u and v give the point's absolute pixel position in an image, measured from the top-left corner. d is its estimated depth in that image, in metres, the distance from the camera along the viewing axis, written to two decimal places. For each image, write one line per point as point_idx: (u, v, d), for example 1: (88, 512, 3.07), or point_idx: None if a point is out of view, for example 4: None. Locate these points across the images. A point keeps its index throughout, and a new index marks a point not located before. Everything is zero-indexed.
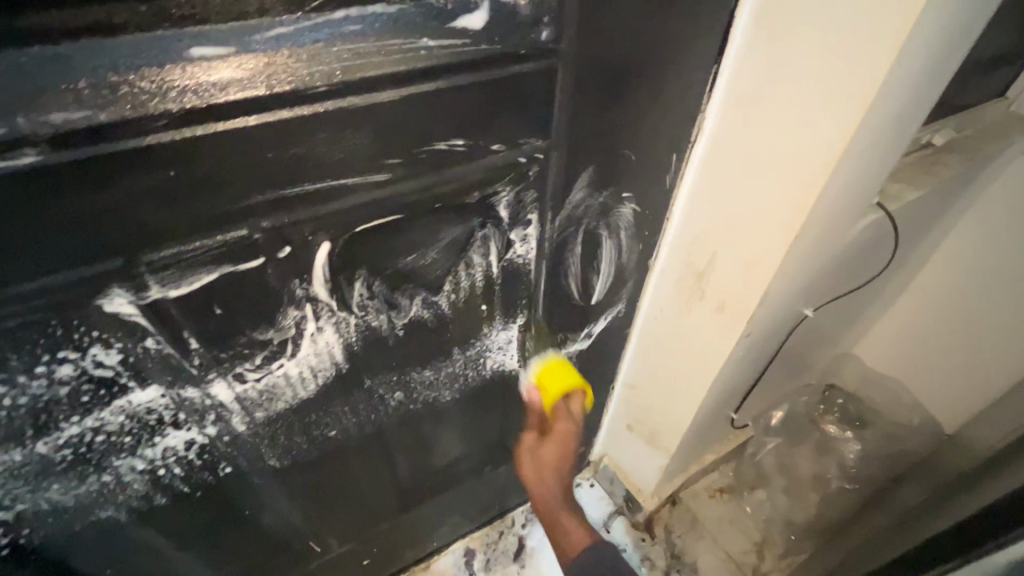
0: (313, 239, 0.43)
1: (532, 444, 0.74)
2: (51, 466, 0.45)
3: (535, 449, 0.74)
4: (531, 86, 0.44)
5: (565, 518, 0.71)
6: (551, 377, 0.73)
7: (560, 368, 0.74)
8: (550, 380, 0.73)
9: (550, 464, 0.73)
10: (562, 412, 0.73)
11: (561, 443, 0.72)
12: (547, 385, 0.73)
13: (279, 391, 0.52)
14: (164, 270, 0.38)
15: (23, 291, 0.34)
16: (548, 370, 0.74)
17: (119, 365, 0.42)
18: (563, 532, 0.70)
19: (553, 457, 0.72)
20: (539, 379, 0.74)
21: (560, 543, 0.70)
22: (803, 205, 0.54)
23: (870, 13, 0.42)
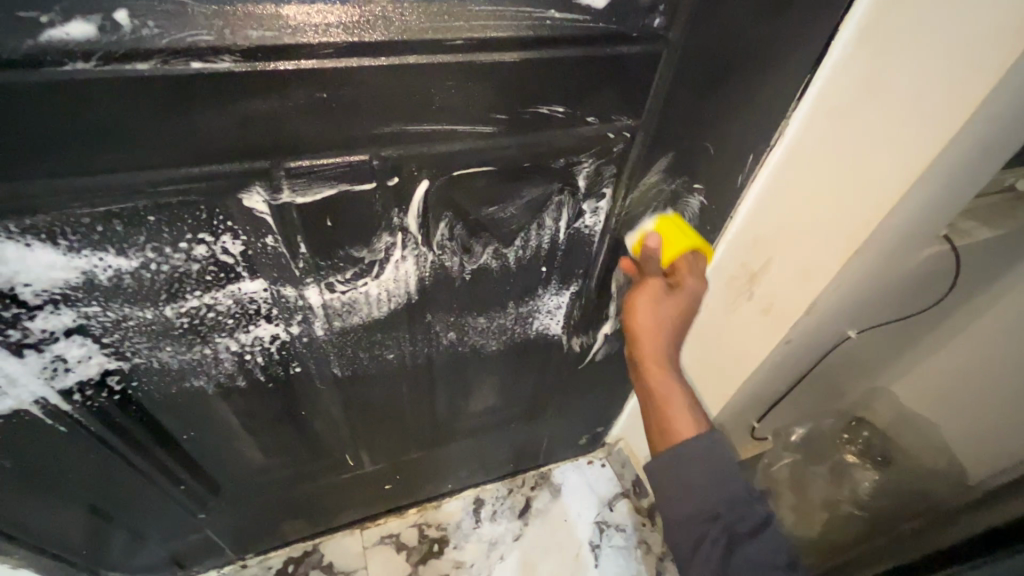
0: (417, 175, 0.49)
1: (650, 294, 0.65)
2: (169, 329, 0.53)
3: (651, 298, 0.64)
4: (634, 67, 0.48)
5: (671, 387, 0.64)
6: (672, 231, 0.66)
7: (679, 227, 0.66)
8: (671, 235, 0.66)
9: (662, 323, 0.65)
10: (689, 269, 0.65)
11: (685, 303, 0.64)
12: (668, 238, 0.66)
13: (357, 307, 0.59)
14: (296, 178, 0.44)
15: (189, 174, 0.41)
16: (665, 228, 0.66)
17: (240, 255, 0.49)
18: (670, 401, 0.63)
19: (666, 318, 0.65)
20: (660, 228, 0.66)
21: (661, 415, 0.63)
22: (871, 220, 0.56)
23: (975, 42, 0.44)
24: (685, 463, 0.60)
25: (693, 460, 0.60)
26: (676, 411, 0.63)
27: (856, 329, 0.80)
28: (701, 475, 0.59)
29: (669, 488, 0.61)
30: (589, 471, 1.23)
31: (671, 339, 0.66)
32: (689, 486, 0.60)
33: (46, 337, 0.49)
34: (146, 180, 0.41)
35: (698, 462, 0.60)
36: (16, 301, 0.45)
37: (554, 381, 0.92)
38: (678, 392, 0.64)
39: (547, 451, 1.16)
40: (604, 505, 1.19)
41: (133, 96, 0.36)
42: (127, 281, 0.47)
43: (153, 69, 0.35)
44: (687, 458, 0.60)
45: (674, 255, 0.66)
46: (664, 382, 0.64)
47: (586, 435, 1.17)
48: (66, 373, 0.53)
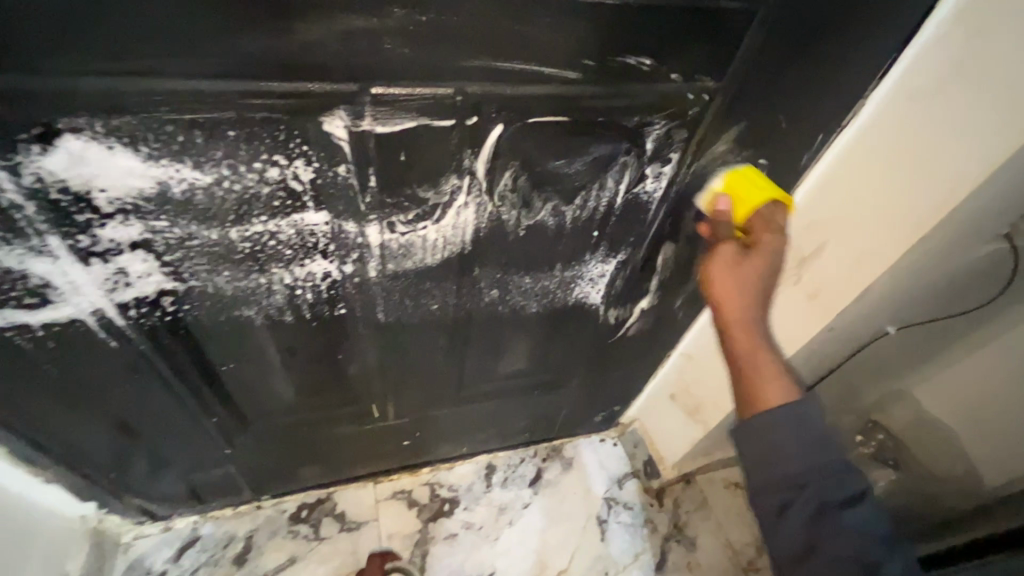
0: (495, 117, 0.48)
1: (727, 253, 0.61)
2: (229, 254, 0.53)
3: (732, 264, 0.60)
4: (725, 25, 0.47)
5: (760, 356, 0.58)
6: (744, 184, 0.61)
7: (750, 179, 0.62)
8: (743, 187, 0.61)
9: (744, 282, 0.59)
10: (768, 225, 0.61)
11: (764, 260, 0.59)
12: (740, 191, 0.61)
13: (412, 251, 0.59)
14: (380, 106, 0.44)
15: (277, 90, 0.41)
16: (733, 184, 0.61)
17: (309, 184, 0.49)
18: (760, 370, 0.58)
19: (750, 276, 0.59)
20: (730, 187, 0.62)
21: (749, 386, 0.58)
22: (941, 207, 0.54)
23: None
24: (774, 430, 0.56)
25: (796, 425, 0.55)
26: (768, 382, 0.57)
27: (896, 324, 0.79)
28: (796, 442, 0.55)
29: (760, 451, 0.57)
30: (601, 448, 1.24)
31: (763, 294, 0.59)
32: (792, 445, 0.55)
33: (111, 248, 0.49)
34: (236, 91, 0.41)
35: (798, 433, 0.55)
36: (89, 206, 0.45)
37: (583, 353, 0.92)
38: (767, 358, 0.58)
39: (563, 424, 1.17)
40: (614, 482, 1.20)
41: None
42: (198, 198, 0.47)
43: None
44: (781, 420, 0.56)
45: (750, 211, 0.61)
46: (754, 348, 0.58)
47: (602, 412, 1.17)
48: (124, 287, 0.53)
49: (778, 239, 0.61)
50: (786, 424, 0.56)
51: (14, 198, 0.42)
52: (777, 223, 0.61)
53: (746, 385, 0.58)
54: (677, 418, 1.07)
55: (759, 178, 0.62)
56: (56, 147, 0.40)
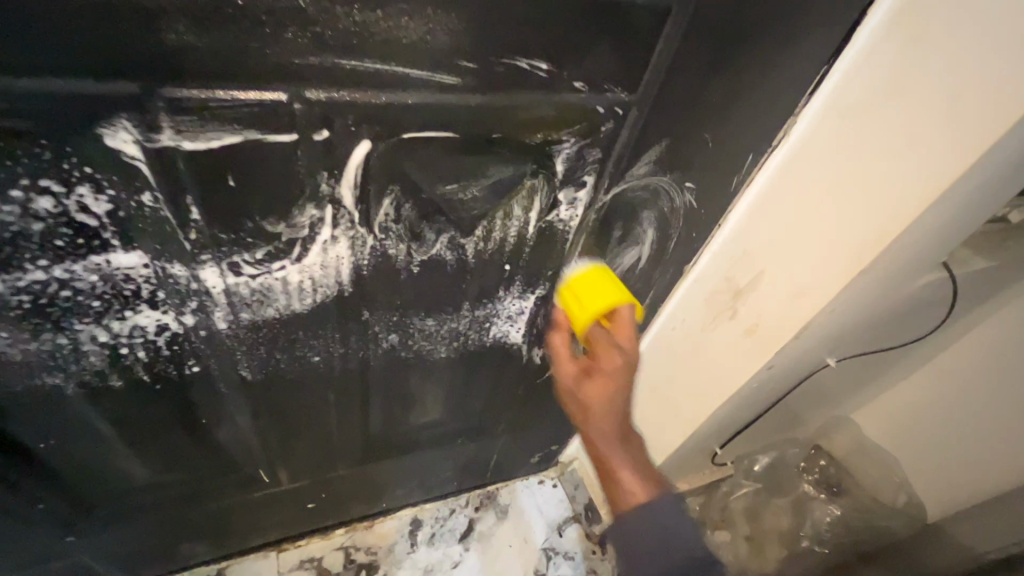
0: (355, 131, 0.38)
1: (568, 380, 0.59)
2: (4, 310, 0.40)
3: (574, 380, 0.58)
4: (638, 25, 0.39)
5: (615, 461, 0.55)
6: (586, 289, 0.58)
7: (603, 278, 0.59)
8: (585, 294, 0.58)
9: (601, 390, 0.56)
10: (606, 339, 0.57)
11: (604, 380, 0.55)
12: (580, 295, 0.58)
13: (272, 296, 0.47)
14: (183, 114, 0.33)
15: (21, 90, 0.29)
16: (584, 280, 0.59)
17: (106, 217, 0.37)
18: (614, 473, 0.55)
19: (601, 390, 0.55)
20: (572, 288, 0.59)
21: (608, 482, 0.55)
22: (883, 239, 0.48)
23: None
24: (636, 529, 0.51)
25: (647, 522, 0.51)
26: (623, 480, 0.54)
27: (836, 357, 0.74)
28: (653, 531, 0.51)
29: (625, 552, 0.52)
30: (538, 492, 1.13)
31: (613, 432, 0.55)
32: (651, 543, 0.51)
33: None
34: None
35: (650, 530, 0.51)
36: None
37: (509, 395, 0.82)
38: (625, 467, 0.54)
39: (496, 470, 1.06)
40: (553, 530, 1.10)
41: None
42: None
43: None
44: (639, 518, 0.52)
45: (583, 325, 0.57)
46: (605, 469, 0.55)
47: (539, 454, 1.07)
48: None
49: (615, 359, 0.56)
50: (650, 524, 0.51)
51: None
52: (616, 338, 0.56)
53: (608, 486, 0.55)
54: None
55: (605, 278, 0.59)
56: None
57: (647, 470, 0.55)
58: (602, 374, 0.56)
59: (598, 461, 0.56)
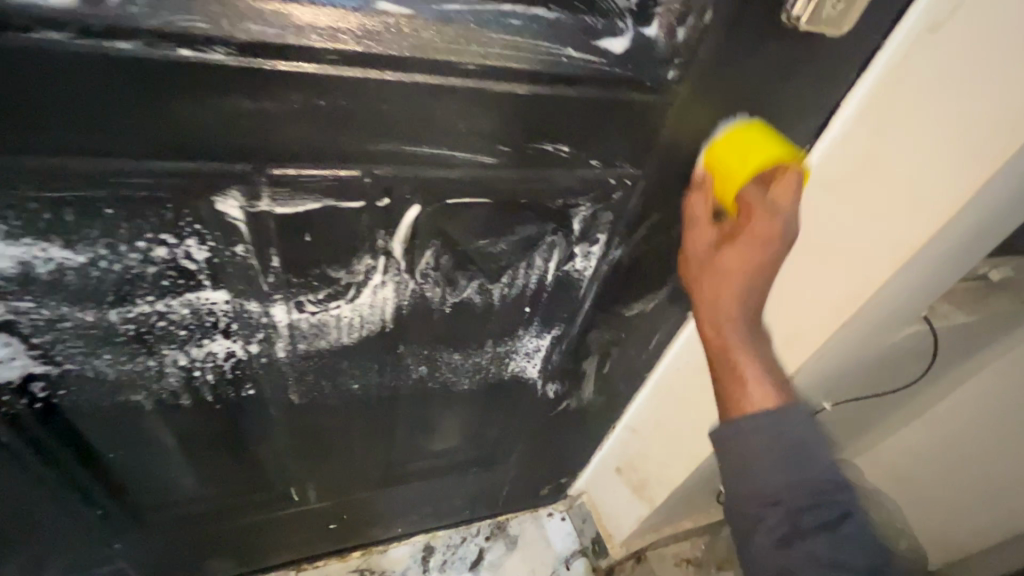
0: (409, 198, 0.46)
1: (701, 243, 0.55)
2: (113, 336, 0.48)
3: (708, 246, 0.54)
4: (645, 115, 0.48)
5: (742, 358, 0.57)
6: (739, 149, 0.49)
7: (754, 136, 0.49)
8: (730, 158, 0.50)
9: (729, 275, 0.53)
10: (759, 199, 0.51)
11: (757, 242, 0.51)
12: (726, 160, 0.50)
13: (327, 330, 0.55)
14: (279, 186, 0.41)
15: (165, 169, 0.38)
16: (736, 139, 0.49)
17: (203, 263, 0.45)
18: (739, 385, 0.56)
19: (733, 272, 0.53)
20: (716, 155, 0.51)
21: (732, 387, 0.57)
22: (862, 291, 0.55)
23: (988, 121, 0.44)
24: (754, 445, 0.55)
25: (773, 442, 0.54)
26: (747, 397, 0.56)
27: (831, 400, 0.80)
28: (775, 450, 0.54)
29: (738, 458, 0.56)
30: (547, 524, 1.16)
31: (740, 335, 0.57)
32: (772, 461, 0.54)
33: None
34: (115, 170, 0.37)
35: (767, 441, 0.55)
36: None
37: (524, 427, 0.88)
38: (748, 373, 0.57)
39: (506, 500, 1.10)
40: (561, 563, 1.13)
41: (112, 74, 0.33)
42: (70, 278, 0.42)
43: (135, 51, 0.32)
44: (755, 431, 0.55)
45: (736, 188, 0.49)
46: (737, 367, 0.57)
47: (549, 485, 1.11)
48: None
49: (771, 225, 0.51)
50: (757, 461, 0.55)
51: None
52: (770, 197, 0.51)
53: (727, 390, 0.57)
54: (623, 491, 1.03)
55: (764, 136, 0.49)
56: None
57: (774, 374, 0.58)
58: (746, 242, 0.52)
59: (716, 346, 0.57)
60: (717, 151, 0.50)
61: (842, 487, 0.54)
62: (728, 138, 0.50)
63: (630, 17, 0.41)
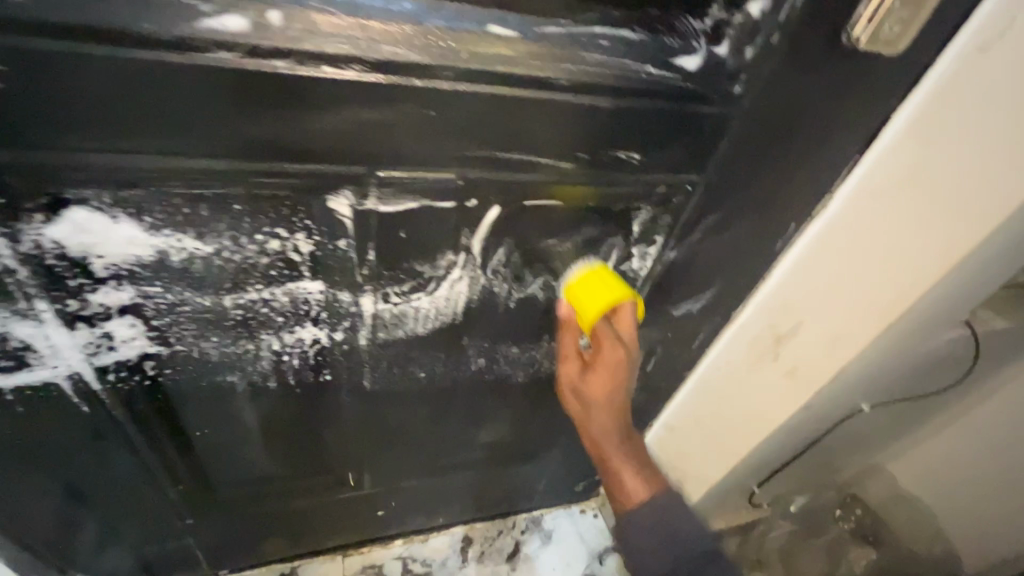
0: (492, 199, 0.50)
1: (574, 375, 0.65)
2: (222, 319, 0.53)
3: (576, 377, 0.65)
4: (707, 127, 0.52)
5: (619, 463, 0.67)
6: (586, 294, 0.59)
7: (601, 279, 0.59)
8: (584, 292, 0.59)
9: (596, 395, 0.64)
10: (608, 333, 0.60)
11: (607, 369, 0.61)
12: (580, 297, 0.59)
13: (405, 320, 0.60)
14: (384, 187, 0.46)
15: (290, 171, 0.43)
16: (587, 281, 0.59)
17: (307, 255, 0.50)
18: (620, 478, 0.67)
19: (602, 386, 0.62)
20: (571, 294, 0.60)
21: (620, 468, 0.67)
22: (909, 294, 0.58)
23: None
24: (637, 532, 0.63)
25: (653, 517, 0.63)
26: (629, 483, 0.66)
27: (869, 402, 0.82)
28: (655, 526, 0.63)
29: (633, 537, 0.64)
30: (580, 520, 1.19)
31: (615, 443, 0.67)
32: (657, 535, 0.63)
33: (99, 312, 0.48)
34: (250, 171, 0.42)
35: (653, 524, 0.63)
36: (83, 272, 0.45)
37: (567, 421, 0.91)
38: (628, 469, 0.66)
39: (543, 495, 1.14)
40: (595, 557, 1.16)
41: (261, 89, 0.37)
42: (196, 266, 0.48)
43: (287, 69, 0.36)
44: (644, 518, 0.64)
45: (588, 323, 0.59)
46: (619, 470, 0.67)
47: (584, 482, 1.15)
48: (107, 351, 0.52)
49: (616, 353, 0.60)
50: (653, 514, 0.63)
51: (9, 262, 0.42)
52: (617, 333, 0.60)
53: (593, 450, 0.69)
54: None
55: (604, 279, 0.59)
56: (59, 216, 0.41)
57: (651, 468, 0.67)
58: (602, 365, 0.61)
59: (608, 455, 0.67)
60: (573, 289, 0.59)
61: (709, 559, 0.62)
62: (581, 281, 0.60)
63: (703, 37, 0.45)
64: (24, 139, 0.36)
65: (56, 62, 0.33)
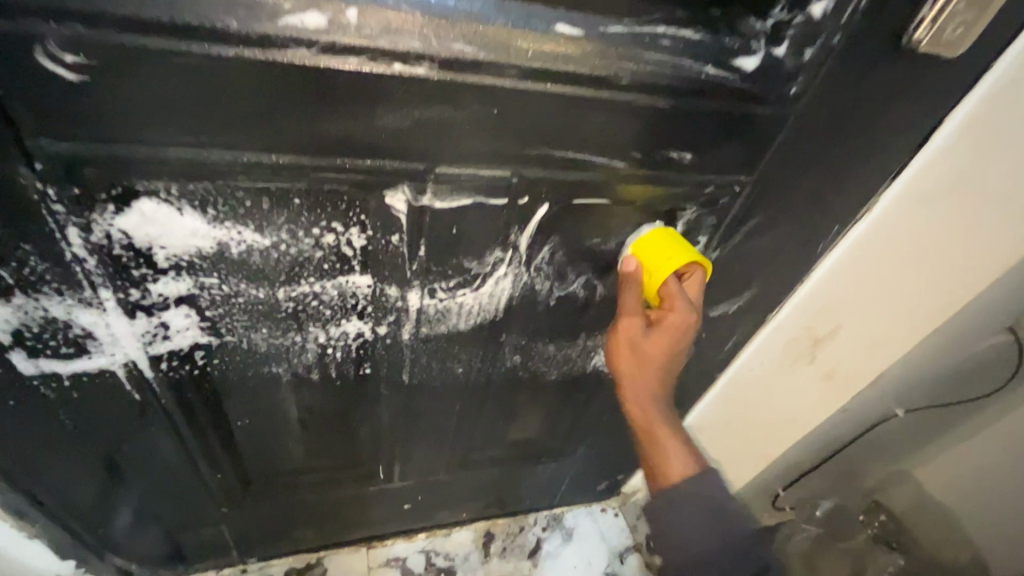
0: (543, 197, 0.51)
1: (635, 332, 0.57)
2: (274, 311, 0.54)
3: (638, 338, 0.57)
4: (760, 128, 0.52)
5: (664, 435, 0.61)
6: (661, 249, 0.56)
7: (671, 238, 0.57)
8: (657, 250, 0.56)
9: (654, 358, 0.57)
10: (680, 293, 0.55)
11: (673, 333, 0.55)
12: (652, 254, 0.57)
13: (449, 315, 0.60)
14: (441, 183, 0.47)
15: (352, 167, 0.44)
16: (660, 238, 0.57)
17: (359, 250, 0.51)
18: (663, 451, 0.61)
19: (659, 354, 0.57)
20: (640, 251, 0.58)
21: (661, 441, 0.61)
22: (957, 298, 0.57)
23: None
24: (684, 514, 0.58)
25: (693, 504, 0.58)
26: (671, 458, 0.61)
27: (903, 408, 0.82)
28: (700, 514, 0.58)
29: (675, 525, 0.58)
30: (601, 519, 1.20)
31: (661, 412, 0.61)
32: (697, 526, 0.57)
33: (158, 302, 0.49)
34: (312, 167, 0.43)
35: (699, 508, 0.58)
36: (147, 262, 0.46)
37: (595, 420, 0.92)
38: (671, 442, 0.61)
39: (565, 493, 1.14)
40: (615, 556, 1.16)
41: (332, 85, 0.38)
42: (254, 258, 0.49)
43: (360, 65, 0.37)
44: (688, 496, 0.59)
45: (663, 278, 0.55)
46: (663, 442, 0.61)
47: (606, 481, 1.15)
48: (162, 340, 0.53)
49: (688, 315, 0.54)
50: (695, 497, 0.59)
51: (79, 252, 0.43)
52: (688, 294, 0.56)
53: (638, 418, 0.61)
54: None
55: (671, 238, 0.58)
56: (130, 208, 0.41)
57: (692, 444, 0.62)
58: (669, 325, 0.55)
59: (648, 425, 0.61)
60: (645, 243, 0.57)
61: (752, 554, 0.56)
62: (652, 238, 0.58)
63: (763, 38, 0.45)
64: (104, 133, 0.37)
65: (145, 58, 0.34)
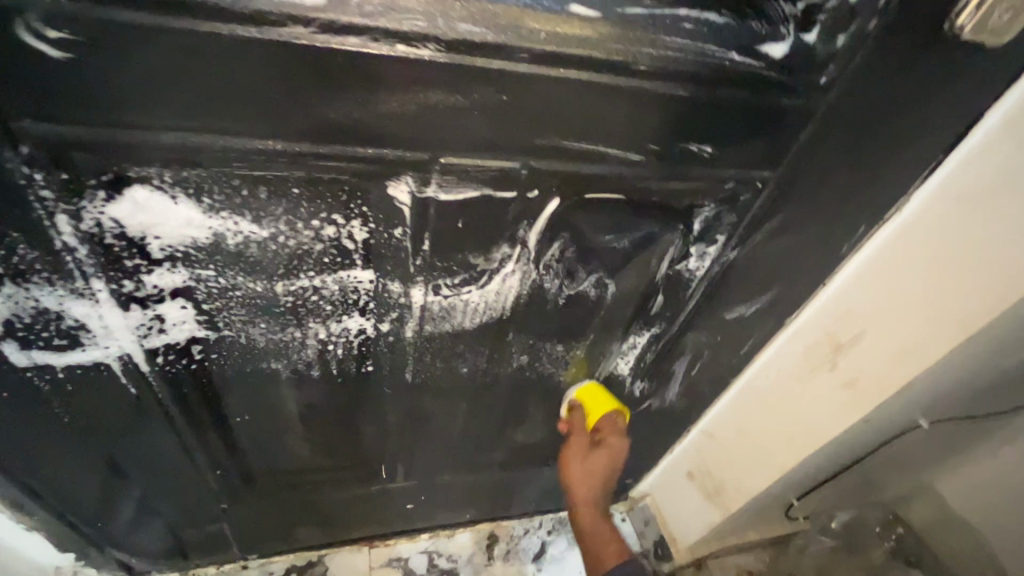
0: (553, 191, 0.48)
1: (580, 449, 0.79)
2: (273, 305, 0.52)
3: (582, 455, 0.79)
4: (786, 120, 0.49)
5: (599, 523, 0.78)
6: (593, 400, 0.77)
7: (599, 392, 0.77)
8: (591, 401, 0.77)
9: (590, 470, 0.78)
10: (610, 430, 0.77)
11: (606, 454, 0.78)
12: (588, 405, 0.77)
13: (454, 313, 0.58)
14: (447, 174, 0.44)
15: (353, 156, 0.42)
16: (591, 392, 0.77)
17: (361, 243, 0.49)
18: (597, 543, 0.76)
19: (595, 467, 0.78)
20: (581, 398, 0.77)
21: (595, 540, 0.76)
22: (993, 307, 0.52)
23: None
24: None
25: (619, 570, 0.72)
26: (605, 553, 0.75)
27: (929, 419, 0.78)
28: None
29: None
30: None
31: (599, 509, 0.79)
32: None
33: (153, 294, 0.48)
34: (312, 155, 0.41)
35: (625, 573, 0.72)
36: (140, 253, 0.44)
37: None
38: (604, 527, 0.77)
39: (572, 496, 1.12)
40: None
41: (332, 68, 0.36)
42: (251, 251, 0.47)
43: (361, 46, 0.35)
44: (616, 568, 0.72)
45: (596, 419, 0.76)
46: (600, 535, 0.76)
47: None
48: (158, 334, 0.51)
49: (617, 442, 0.77)
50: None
51: (69, 241, 0.41)
52: (615, 429, 0.77)
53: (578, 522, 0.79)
54: (693, 497, 0.99)
55: (602, 393, 0.77)
56: (121, 195, 0.40)
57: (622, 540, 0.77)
58: (604, 446, 0.78)
59: (586, 523, 0.78)
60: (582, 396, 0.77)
61: None
62: (584, 394, 0.77)
63: (792, 23, 0.42)
64: (93, 116, 0.35)
65: (133, 37, 0.32)
